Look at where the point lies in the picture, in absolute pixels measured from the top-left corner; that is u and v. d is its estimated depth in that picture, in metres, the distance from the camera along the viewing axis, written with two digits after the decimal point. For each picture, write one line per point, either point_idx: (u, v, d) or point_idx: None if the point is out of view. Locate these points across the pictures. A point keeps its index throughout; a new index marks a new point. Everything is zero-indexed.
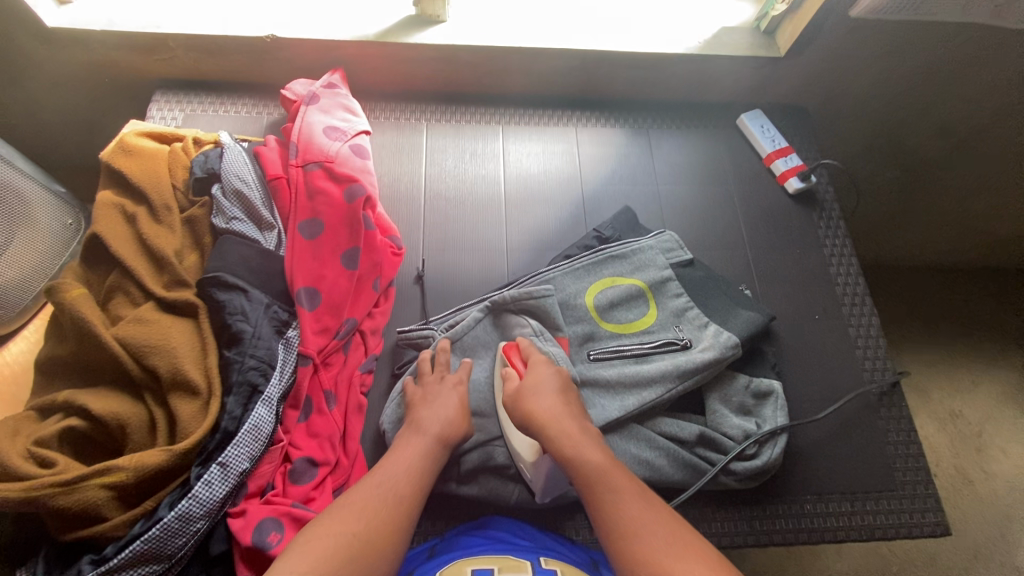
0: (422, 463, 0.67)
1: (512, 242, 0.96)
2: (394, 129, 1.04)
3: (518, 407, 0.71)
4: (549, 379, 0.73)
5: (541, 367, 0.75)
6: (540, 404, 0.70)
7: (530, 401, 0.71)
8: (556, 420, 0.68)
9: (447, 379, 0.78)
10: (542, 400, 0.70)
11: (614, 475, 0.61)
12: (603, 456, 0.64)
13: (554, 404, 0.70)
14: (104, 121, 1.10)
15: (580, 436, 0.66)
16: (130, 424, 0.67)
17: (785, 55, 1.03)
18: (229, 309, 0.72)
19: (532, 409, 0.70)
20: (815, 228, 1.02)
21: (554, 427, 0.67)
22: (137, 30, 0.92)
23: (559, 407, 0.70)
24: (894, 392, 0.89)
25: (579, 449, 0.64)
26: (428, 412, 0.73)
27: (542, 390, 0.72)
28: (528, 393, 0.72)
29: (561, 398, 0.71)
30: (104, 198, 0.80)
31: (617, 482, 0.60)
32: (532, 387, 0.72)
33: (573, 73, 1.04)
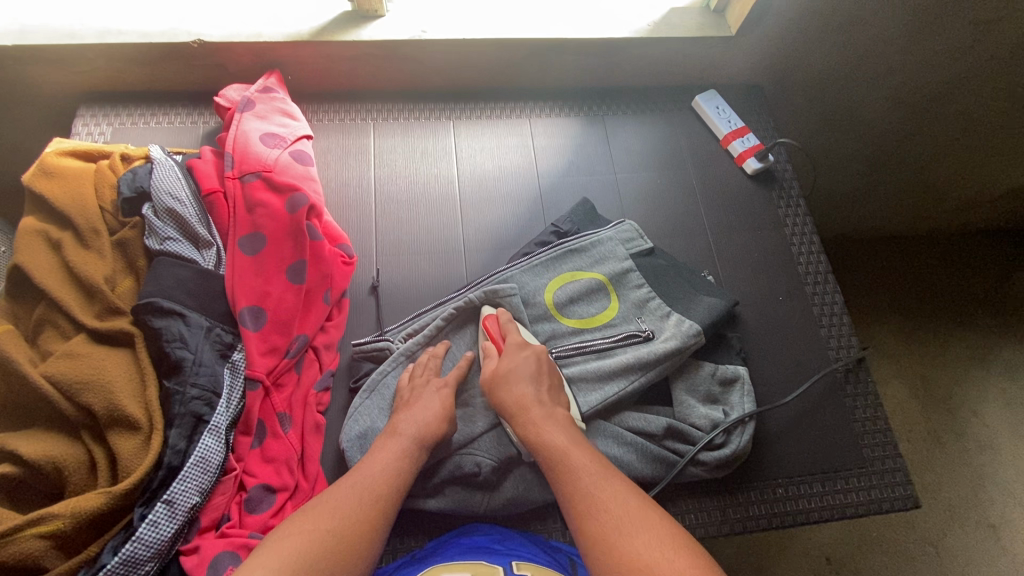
0: (400, 464, 0.66)
1: (470, 242, 0.93)
2: (340, 130, 0.99)
3: (491, 390, 0.72)
4: (524, 364, 0.72)
5: (516, 350, 0.74)
6: (513, 391, 0.70)
7: (503, 387, 0.71)
8: (523, 407, 0.69)
9: (430, 382, 0.76)
10: (514, 387, 0.70)
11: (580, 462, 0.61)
12: (564, 438, 0.64)
13: (526, 390, 0.70)
14: (26, 139, 1.03)
15: (544, 421, 0.67)
16: (67, 466, 0.63)
17: (737, 34, 1.01)
18: (166, 336, 0.68)
19: (503, 396, 0.70)
20: (775, 207, 1.01)
21: (522, 414, 0.68)
22: (50, 41, 0.86)
23: (528, 395, 0.69)
24: (859, 367, 0.90)
25: (540, 433, 0.66)
26: (407, 415, 0.71)
27: (516, 376, 0.72)
28: (501, 377, 0.72)
29: (533, 383, 0.71)
30: (26, 225, 0.75)
31: (585, 474, 0.60)
32: (507, 370, 0.72)
33: (522, 64, 1.01)
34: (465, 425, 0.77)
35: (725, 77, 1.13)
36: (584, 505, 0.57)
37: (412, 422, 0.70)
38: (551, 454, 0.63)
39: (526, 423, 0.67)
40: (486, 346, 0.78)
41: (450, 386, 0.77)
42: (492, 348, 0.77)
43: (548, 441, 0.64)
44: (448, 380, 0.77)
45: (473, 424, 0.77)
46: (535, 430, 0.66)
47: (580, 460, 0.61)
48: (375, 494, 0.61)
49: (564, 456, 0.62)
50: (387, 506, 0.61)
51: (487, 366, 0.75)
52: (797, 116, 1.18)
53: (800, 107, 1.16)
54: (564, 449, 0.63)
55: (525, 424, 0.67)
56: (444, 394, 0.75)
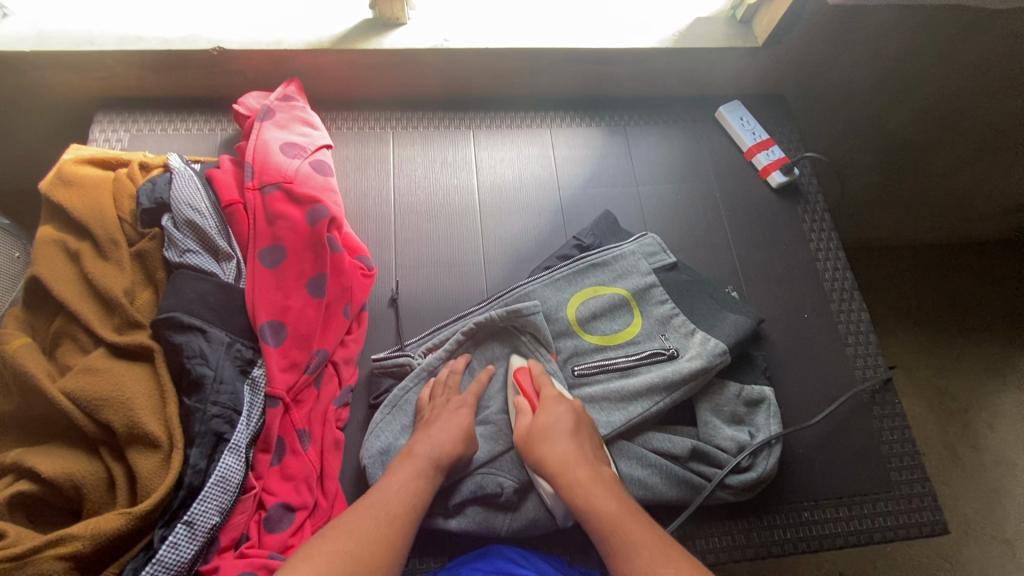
0: (420, 485, 0.65)
1: (490, 255, 0.92)
2: (358, 139, 0.98)
3: (529, 449, 0.70)
4: (562, 420, 0.70)
5: (553, 403, 0.72)
6: (555, 449, 0.68)
7: (543, 444, 0.68)
8: (566, 466, 0.66)
9: (451, 403, 0.75)
10: (554, 444, 0.68)
11: (628, 523, 0.59)
12: (616, 504, 0.61)
13: (566, 446, 0.68)
14: (42, 144, 1.02)
15: (590, 480, 0.64)
16: (86, 483, 0.62)
17: (764, 45, 0.99)
18: (187, 352, 0.67)
19: (544, 455, 0.68)
20: (800, 222, 0.99)
21: (565, 475, 0.65)
22: (68, 47, 0.85)
23: (570, 452, 0.67)
24: (886, 389, 0.88)
25: (587, 495, 0.63)
26: (424, 436, 0.70)
27: (555, 432, 0.69)
28: (540, 434, 0.69)
29: (574, 438, 0.69)
30: (44, 235, 0.74)
31: (640, 547, 0.57)
32: (544, 427, 0.70)
33: (544, 72, 0.99)
34: (487, 444, 0.76)
35: (748, 87, 1.11)
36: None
37: (430, 445, 0.68)
38: (600, 524, 0.60)
39: (569, 484, 0.64)
40: (519, 402, 0.75)
41: (469, 404, 0.75)
42: (525, 404, 0.75)
43: (593, 503, 0.62)
44: (466, 397, 0.76)
45: (495, 442, 0.76)
46: (581, 492, 0.63)
47: (632, 526, 0.59)
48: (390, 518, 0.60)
49: (610, 509, 0.61)
50: (404, 530, 0.60)
51: (521, 422, 0.73)
52: (821, 128, 1.16)
53: (824, 119, 1.15)
54: (614, 516, 0.60)
55: (568, 484, 0.65)
56: (465, 413, 0.73)
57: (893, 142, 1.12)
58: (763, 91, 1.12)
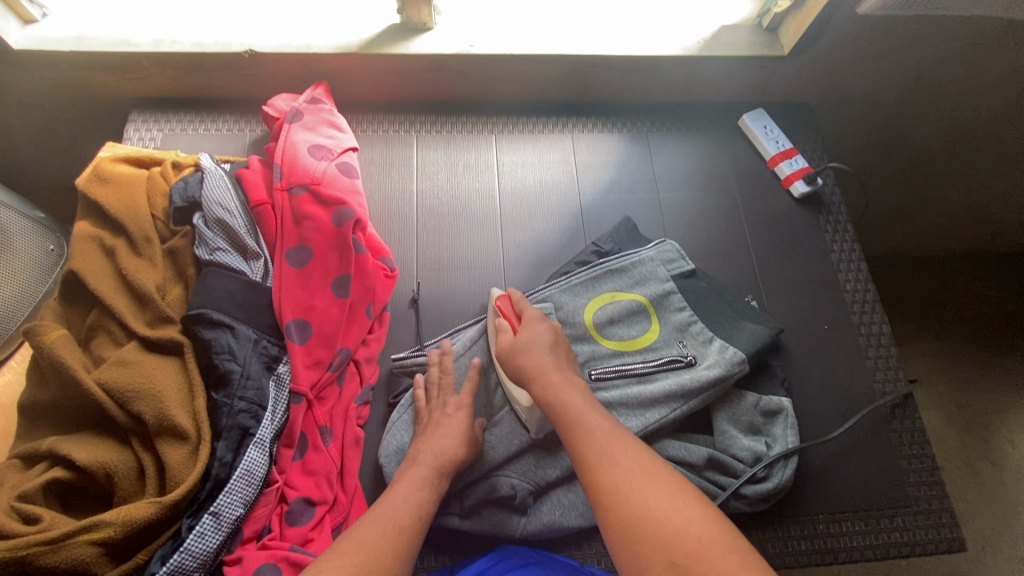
0: (422, 495, 0.65)
1: (509, 258, 0.93)
2: (383, 142, 0.99)
3: (509, 362, 0.70)
4: (543, 336, 0.71)
5: (535, 323, 0.73)
6: (533, 361, 0.68)
7: (522, 356, 0.69)
8: (543, 373, 0.67)
9: (449, 405, 0.76)
10: (535, 355, 0.69)
11: (593, 417, 0.61)
12: (582, 401, 0.63)
13: (545, 359, 0.68)
14: (78, 142, 1.06)
15: (563, 384, 0.65)
16: (117, 472, 0.64)
17: (789, 53, 0.98)
18: (216, 348, 0.69)
19: (524, 366, 0.68)
20: (822, 232, 0.98)
21: (539, 379, 0.66)
22: (105, 49, 0.88)
23: (548, 362, 0.68)
24: (907, 403, 0.87)
25: (558, 395, 0.64)
26: (425, 446, 0.71)
27: (535, 346, 0.70)
28: (521, 347, 0.70)
29: (552, 353, 0.69)
30: (81, 230, 0.76)
31: (599, 436, 0.58)
32: (525, 341, 0.70)
33: (566, 78, 1.00)
34: (498, 449, 0.76)
35: (773, 95, 1.10)
36: (599, 468, 0.56)
37: (433, 454, 0.70)
38: (567, 420, 0.61)
39: (545, 387, 0.65)
40: (499, 323, 0.76)
41: (467, 405, 0.76)
42: (507, 324, 0.75)
43: (563, 402, 0.63)
44: (463, 397, 0.77)
45: (506, 449, 0.76)
46: (554, 391, 0.64)
47: (595, 419, 0.60)
48: (402, 527, 0.60)
49: (577, 405, 0.62)
50: (409, 539, 0.60)
51: (503, 340, 0.73)
52: (844, 137, 1.15)
53: (849, 128, 1.14)
54: (583, 415, 0.61)
55: (543, 386, 0.65)
56: (463, 415, 0.75)
57: (919, 153, 1.10)
58: (787, 99, 1.11)
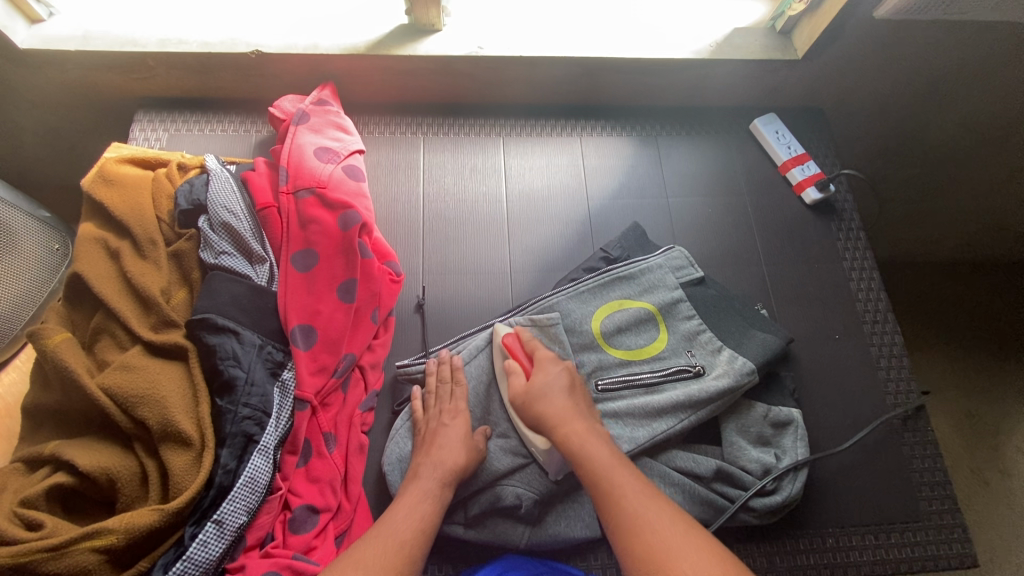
0: (426, 508, 0.65)
1: (516, 264, 0.92)
2: (390, 144, 0.98)
3: (526, 408, 0.71)
4: (557, 378, 0.72)
5: (548, 365, 0.74)
6: (551, 406, 0.69)
7: (539, 402, 0.70)
8: (562, 418, 0.67)
9: (444, 414, 0.75)
10: (553, 400, 0.70)
11: (616, 463, 0.61)
12: (604, 447, 0.64)
13: (563, 404, 0.69)
14: (84, 142, 1.05)
15: (584, 430, 0.66)
16: (121, 478, 0.64)
17: (803, 57, 0.97)
18: (221, 353, 0.68)
19: (541, 412, 0.69)
20: (833, 240, 0.97)
21: (560, 425, 0.67)
22: (111, 48, 0.87)
23: (567, 408, 0.69)
24: (919, 415, 0.86)
25: (579, 441, 0.64)
26: (429, 460, 0.70)
27: (552, 390, 0.71)
28: (537, 393, 0.71)
29: (570, 397, 0.70)
30: (86, 232, 0.76)
31: (623, 482, 0.59)
32: (540, 386, 0.71)
33: (574, 80, 0.98)
34: (502, 457, 0.75)
35: (785, 99, 1.08)
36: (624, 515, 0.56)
37: (434, 467, 0.69)
38: (589, 465, 0.62)
39: (566, 432, 0.66)
40: (510, 365, 0.76)
41: (462, 413, 0.76)
42: (519, 367, 0.76)
43: (585, 447, 0.64)
44: (458, 407, 0.76)
45: (511, 457, 0.75)
46: (575, 436, 0.65)
47: (618, 466, 0.61)
48: (405, 543, 0.60)
49: (598, 452, 0.63)
50: (413, 552, 0.59)
51: (516, 384, 0.74)
52: (857, 142, 1.14)
53: (862, 134, 1.12)
54: (607, 463, 0.61)
55: (564, 432, 0.66)
56: (460, 422, 0.74)
57: (934, 159, 1.08)
58: (800, 103, 1.09)
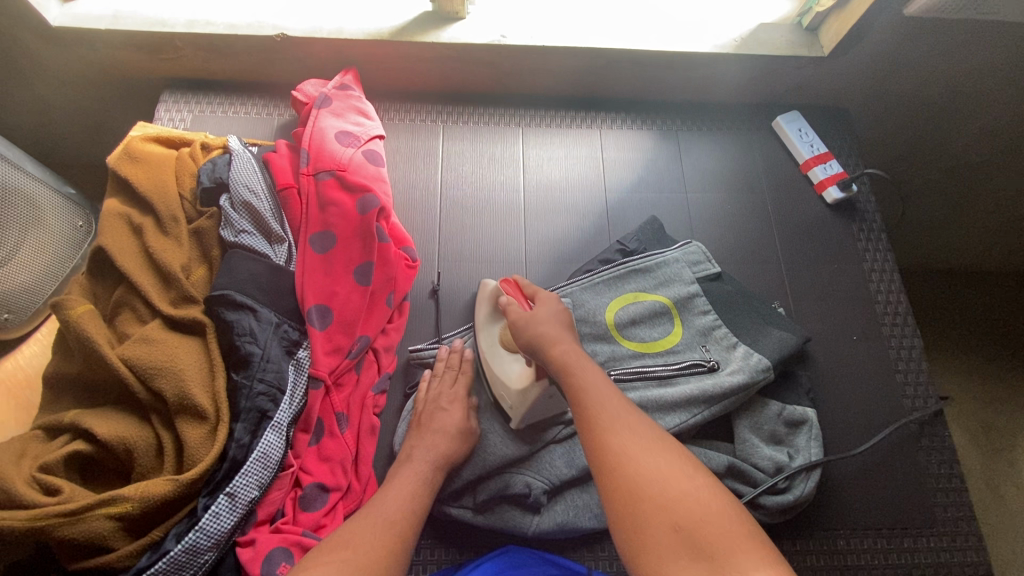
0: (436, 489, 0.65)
1: (531, 253, 0.92)
2: (410, 131, 0.99)
3: (519, 333, 0.63)
4: (558, 312, 0.64)
5: (549, 300, 0.66)
6: (543, 331, 0.62)
7: (529, 327, 0.63)
8: (554, 342, 0.60)
9: (443, 397, 0.75)
10: (547, 325, 0.62)
11: (602, 387, 0.54)
12: (596, 369, 0.56)
13: (557, 330, 0.62)
14: (111, 123, 1.07)
15: (574, 355, 0.58)
16: (137, 448, 0.65)
17: (830, 54, 0.95)
18: (238, 329, 0.69)
19: (534, 339, 0.62)
20: (854, 240, 0.95)
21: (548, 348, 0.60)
22: (141, 28, 0.88)
23: (561, 332, 0.62)
24: (937, 420, 0.84)
25: (568, 367, 0.57)
26: (440, 444, 0.70)
27: (548, 320, 0.63)
28: (532, 320, 0.63)
29: (565, 326, 0.63)
30: (111, 207, 0.77)
31: (607, 405, 0.52)
32: (540, 315, 0.63)
33: (596, 72, 0.98)
34: (496, 443, 0.75)
35: (809, 98, 1.07)
36: (608, 437, 0.49)
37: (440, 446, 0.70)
38: (575, 386, 0.55)
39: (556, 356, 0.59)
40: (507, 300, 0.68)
41: (462, 397, 0.76)
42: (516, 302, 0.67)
43: (575, 371, 0.56)
44: (458, 391, 0.76)
45: (500, 441, 0.75)
46: (569, 360, 0.57)
47: (606, 391, 0.53)
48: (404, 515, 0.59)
49: (588, 378, 0.55)
50: (405, 531, 0.58)
51: (512, 312, 0.65)
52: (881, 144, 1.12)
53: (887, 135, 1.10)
54: (593, 385, 0.54)
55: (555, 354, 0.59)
56: (457, 409, 0.74)
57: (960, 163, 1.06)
58: (824, 103, 1.08)
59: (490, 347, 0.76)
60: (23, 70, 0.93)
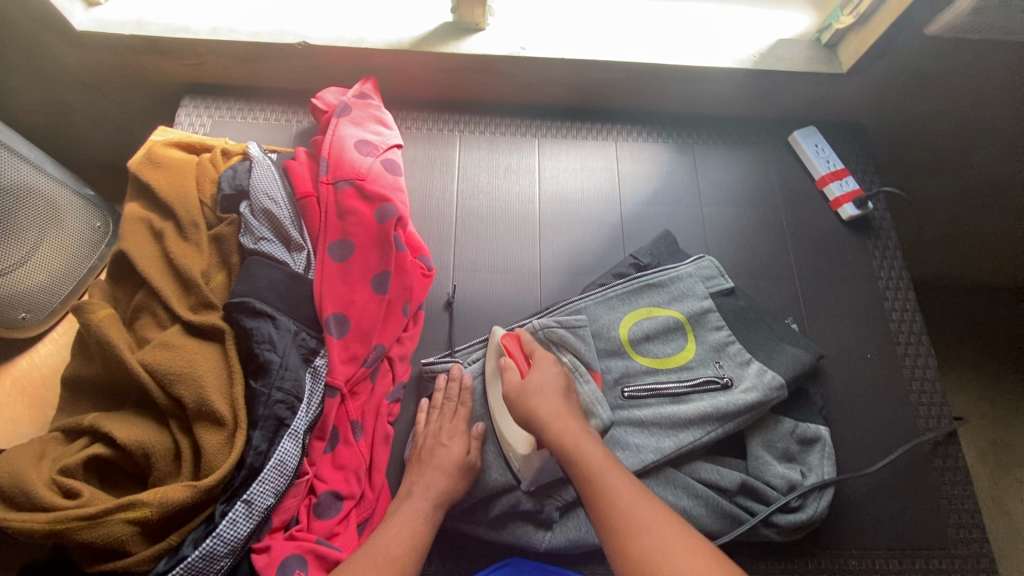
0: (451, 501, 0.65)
1: (546, 265, 0.92)
2: (427, 140, 1.00)
3: (519, 404, 0.67)
4: (552, 380, 0.68)
5: (546, 364, 0.71)
6: (543, 406, 0.65)
7: (529, 399, 0.67)
8: (557, 417, 0.64)
9: (443, 432, 0.75)
10: (546, 398, 0.66)
11: (608, 470, 0.57)
12: (599, 451, 0.60)
13: (556, 403, 0.66)
14: (130, 125, 1.08)
15: (577, 433, 0.62)
16: (155, 452, 0.65)
17: (849, 71, 0.95)
18: (257, 337, 0.70)
19: (533, 410, 0.65)
20: (869, 258, 0.95)
21: (553, 425, 0.63)
22: (165, 34, 0.89)
23: (560, 407, 0.65)
24: (950, 441, 0.84)
25: (574, 446, 0.60)
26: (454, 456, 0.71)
27: (545, 390, 0.67)
28: (531, 389, 0.68)
29: (564, 398, 0.67)
30: (132, 212, 0.78)
31: (616, 491, 0.55)
32: (535, 384, 0.68)
33: (613, 84, 0.98)
34: (506, 460, 0.75)
35: (825, 114, 1.07)
36: (622, 526, 0.53)
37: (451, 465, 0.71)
38: (582, 470, 0.58)
39: (560, 432, 0.62)
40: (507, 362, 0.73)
41: (461, 432, 0.75)
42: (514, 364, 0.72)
43: (580, 451, 0.60)
44: (456, 424, 0.76)
45: (507, 462, 0.75)
46: (572, 440, 0.61)
47: (612, 474, 0.57)
48: None
49: (594, 459, 0.59)
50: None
51: (510, 379, 0.70)
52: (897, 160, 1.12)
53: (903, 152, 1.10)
54: (601, 467, 0.58)
55: (558, 433, 0.62)
56: (459, 443, 0.74)
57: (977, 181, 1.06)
58: (840, 118, 1.08)
59: (496, 405, 0.77)
60: (48, 72, 0.94)
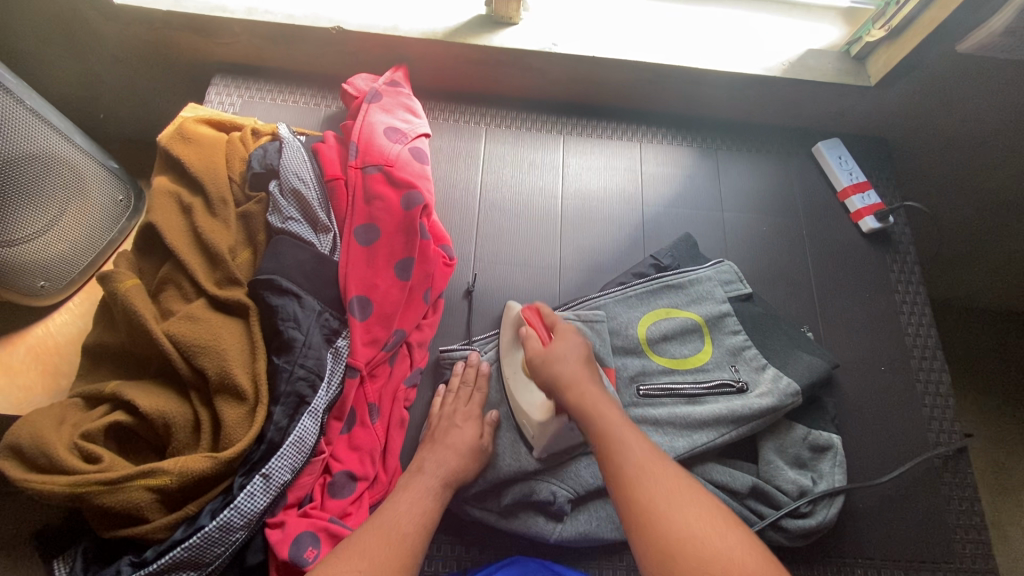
0: None
1: (566, 260, 0.93)
2: (453, 131, 1.00)
3: (539, 374, 0.69)
4: (575, 348, 0.70)
5: (567, 333, 0.72)
6: (563, 371, 0.67)
7: (551, 366, 0.68)
8: (579, 382, 0.65)
9: (458, 415, 0.76)
10: (568, 364, 0.68)
11: (626, 432, 0.59)
12: (618, 415, 0.61)
13: (578, 369, 0.67)
14: (158, 102, 1.09)
15: (597, 397, 0.63)
16: (175, 423, 0.66)
17: (876, 85, 0.96)
18: (282, 314, 0.70)
19: (556, 375, 0.67)
20: (888, 271, 0.96)
21: (573, 391, 0.65)
22: (201, 12, 0.90)
23: (581, 373, 0.67)
24: (961, 457, 0.84)
25: (594, 409, 0.62)
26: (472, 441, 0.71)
27: (566, 357, 0.69)
28: (553, 358, 0.69)
29: (585, 365, 0.68)
30: (161, 185, 0.79)
31: (633, 453, 0.57)
32: (558, 352, 0.69)
33: (641, 85, 0.99)
34: (522, 448, 0.76)
35: (849, 126, 1.07)
36: (635, 486, 0.54)
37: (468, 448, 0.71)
38: (600, 432, 0.60)
39: (579, 397, 0.64)
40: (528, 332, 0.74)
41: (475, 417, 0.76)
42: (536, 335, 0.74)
43: (600, 412, 0.61)
44: (471, 409, 0.77)
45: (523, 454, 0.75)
46: (591, 402, 0.63)
47: (631, 435, 0.58)
48: None
49: (612, 421, 0.60)
50: (413, 545, 0.59)
51: (532, 346, 0.72)
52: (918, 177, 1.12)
53: None
54: (617, 429, 0.59)
55: (576, 398, 0.64)
56: (472, 427, 0.75)
57: None
58: (864, 132, 1.09)
59: (513, 373, 0.78)
60: (82, 43, 0.95)
